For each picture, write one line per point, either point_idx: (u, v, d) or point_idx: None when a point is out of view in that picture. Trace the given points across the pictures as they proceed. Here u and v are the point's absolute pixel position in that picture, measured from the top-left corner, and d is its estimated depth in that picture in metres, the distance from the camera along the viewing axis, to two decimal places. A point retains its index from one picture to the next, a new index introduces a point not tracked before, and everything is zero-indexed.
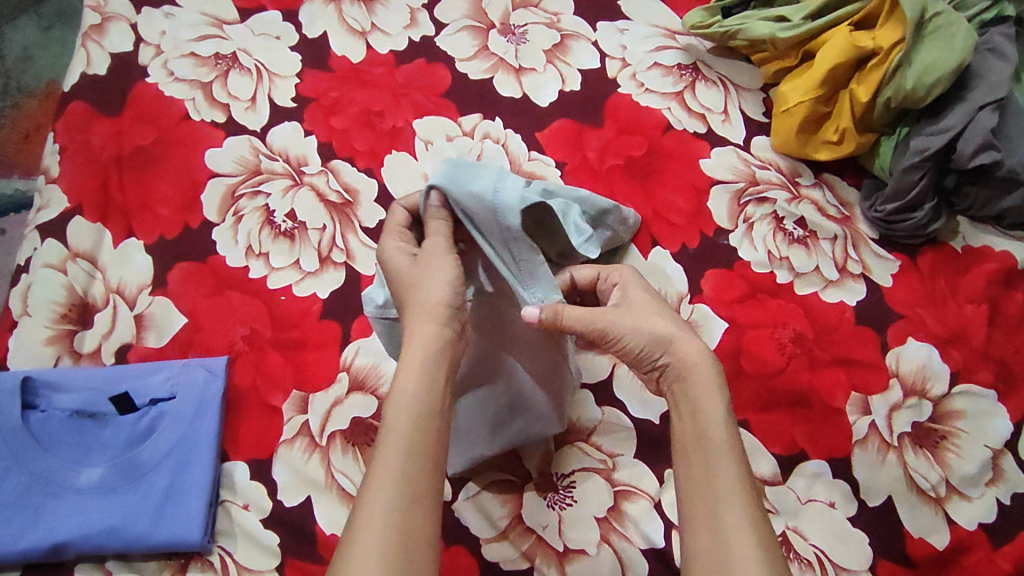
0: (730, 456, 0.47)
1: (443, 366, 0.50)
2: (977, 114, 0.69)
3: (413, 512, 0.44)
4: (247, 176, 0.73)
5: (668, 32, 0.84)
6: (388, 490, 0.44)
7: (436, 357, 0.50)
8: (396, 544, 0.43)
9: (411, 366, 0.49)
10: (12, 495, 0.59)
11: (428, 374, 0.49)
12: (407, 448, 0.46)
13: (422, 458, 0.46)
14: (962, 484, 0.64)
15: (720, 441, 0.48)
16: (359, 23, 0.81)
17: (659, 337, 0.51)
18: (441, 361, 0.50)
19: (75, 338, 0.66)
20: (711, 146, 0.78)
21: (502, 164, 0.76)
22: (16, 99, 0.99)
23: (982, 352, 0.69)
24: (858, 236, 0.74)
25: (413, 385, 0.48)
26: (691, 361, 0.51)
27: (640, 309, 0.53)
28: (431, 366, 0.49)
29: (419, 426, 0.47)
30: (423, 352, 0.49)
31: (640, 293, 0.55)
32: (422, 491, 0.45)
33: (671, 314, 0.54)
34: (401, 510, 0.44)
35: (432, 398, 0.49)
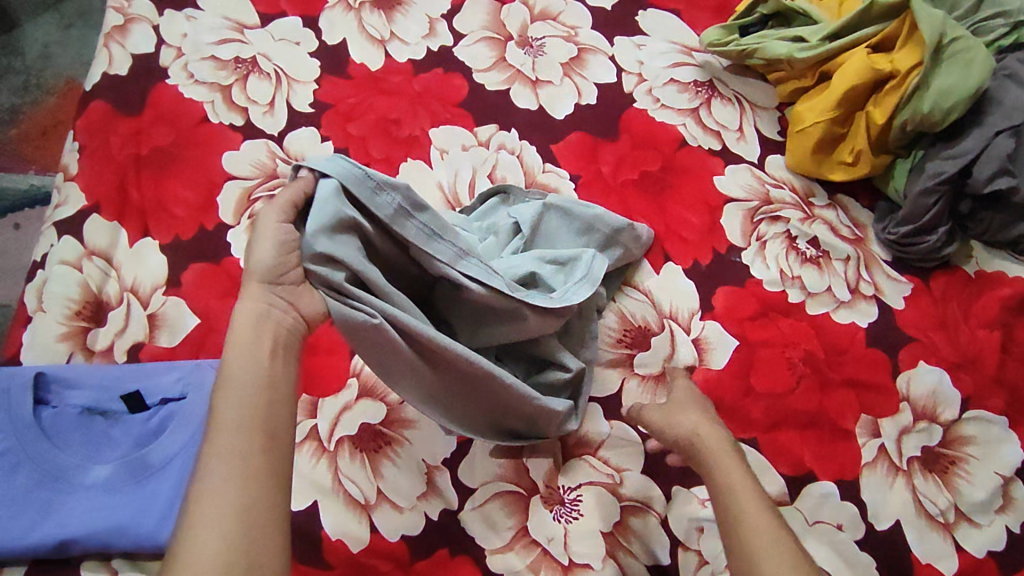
0: (757, 502, 0.52)
1: (276, 324, 0.47)
2: (994, 139, 0.68)
3: (254, 492, 0.40)
4: (263, 180, 0.74)
5: (684, 48, 0.84)
6: (216, 476, 0.40)
7: (260, 334, 0.46)
8: (234, 529, 0.39)
9: (240, 343, 0.45)
10: (21, 490, 0.59)
11: (253, 347, 0.45)
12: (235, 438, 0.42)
13: (252, 432, 0.42)
14: (972, 510, 0.64)
15: (743, 484, 0.53)
16: (379, 31, 0.82)
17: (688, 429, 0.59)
18: (265, 337, 0.46)
19: (89, 335, 0.67)
20: (725, 164, 0.78)
21: (517, 175, 0.76)
22: (36, 96, 1.00)
23: (994, 378, 0.69)
24: (871, 258, 0.74)
25: (240, 367, 0.44)
26: (707, 428, 0.59)
27: (678, 408, 0.62)
28: (257, 347, 0.45)
29: (251, 400, 0.43)
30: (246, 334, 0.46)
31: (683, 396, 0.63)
32: (258, 470, 0.41)
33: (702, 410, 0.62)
34: (237, 490, 0.40)
35: (264, 367, 0.45)
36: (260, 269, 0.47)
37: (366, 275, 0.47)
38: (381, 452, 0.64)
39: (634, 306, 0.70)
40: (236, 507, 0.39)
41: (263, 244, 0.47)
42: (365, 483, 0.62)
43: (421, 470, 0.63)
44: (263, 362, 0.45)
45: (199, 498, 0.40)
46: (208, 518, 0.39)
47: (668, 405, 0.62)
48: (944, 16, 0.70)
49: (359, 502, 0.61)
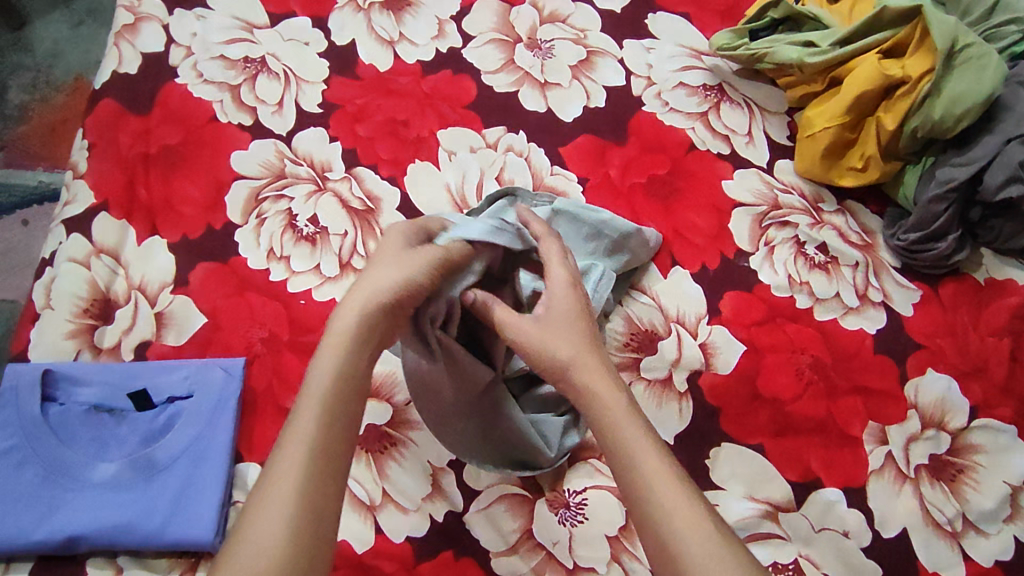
0: (662, 468, 0.47)
1: (376, 335, 0.48)
2: (1006, 146, 0.68)
3: (323, 481, 0.43)
4: (271, 179, 0.74)
5: (693, 52, 0.84)
6: (292, 458, 0.43)
7: (360, 345, 0.48)
8: (300, 512, 0.41)
9: (333, 347, 0.47)
10: (28, 487, 0.59)
11: (354, 343, 0.47)
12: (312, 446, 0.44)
13: (333, 426, 0.45)
14: (979, 519, 0.64)
15: (645, 451, 0.48)
16: (387, 32, 0.82)
17: (562, 357, 0.52)
18: (367, 340, 0.48)
19: (96, 333, 0.67)
20: (734, 168, 0.78)
21: (525, 177, 0.76)
22: (44, 93, 1.00)
23: (1002, 387, 0.68)
24: (880, 263, 0.74)
25: (326, 376, 0.46)
26: (602, 383, 0.52)
27: (555, 327, 0.54)
28: (352, 356, 0.47)
29: (338, 396, 0.46)
30: (340, 340, 0.47)
31: (561, 305, 0.56)
32: (332, 462, 0.44)
33: (580, 335, 0.54)
34: (308, 476, 0.43)
35: (352, 379, 0.47)
36: (383, 284, 0.48)
37: (488, 302, 0.54)
38: (387, 453, 0.64)
39: (641, 310, 0.70)
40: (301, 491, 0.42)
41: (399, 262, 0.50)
42: (370, 484, 0.62)
43: (427, 471, 0.63)
44: (351, 373, 0.47)
45: (270, 484, 0.42)
46: (274, 497, 0.42)
47: (545, 322, 0.54)
48: (957, 23, 0.70)
49: (364, 503, 0.61)
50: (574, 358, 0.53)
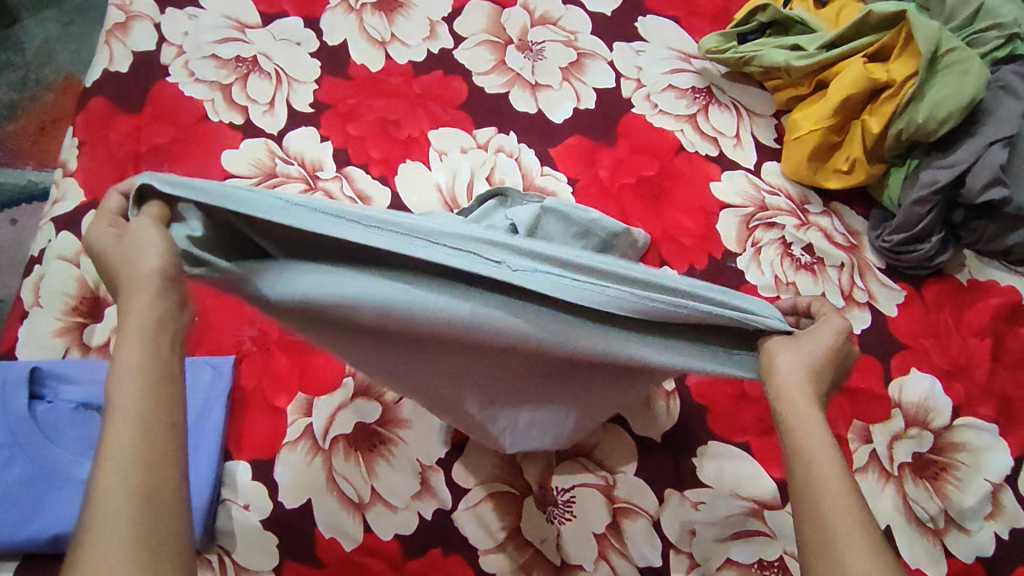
0: (854, 518, 0.38)
1: (169, 326, 0.38)
2: (987, 149, 0.69)
3: (156, 489, 0.33)
4: (261, 178, 0.74)
5: (682, 55, 0.85)
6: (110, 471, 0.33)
7: (160, 325, 0.38)
8: (141, 533, 0.32)
9: (125, 340, 0.36)
10: (13, 485, 0.59)
11: (150, 326, 0.37)
12: (135, 451, 0.34)
13: (154, 419, 0.35)
14: (962, 516, 0.64)
15: (845, 497, 0.38)
16: (379, 32, 0.83)
17: (789, 381, 0.42)
18: (164, 323, 0.38)
19: (85, 331, 0.67)
20: (722, 170, 0.78)
21: (514, 178, 0.77)
22: (34, 91, 1.00)
23: (984, 386, 0.69)
24: (865, 265, 0.75)
25: (130, 373, 0.36)
26: (819, 425, 0.41)
27: (808, 357, 0.43)
28: (154, 340, 0.37)
29: (150, 383, 0.36)
30: (136, 326, 0.37)
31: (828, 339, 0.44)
32: (162, 462, 0.34)
33: (821, 376, 0.43)
34: (134, 485, 0.33)
35: (165, 362, 0.37)
36: (145, 271, 0.38)
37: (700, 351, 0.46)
38: (376, 451, 0.64)
39: None
40: (135, 509, 0.33)
41: (132, 253, 0.39)
42: (358, 482, 0.62)
43: (415, 469, 0.63)
44: (161, 359, 0.37)
45: (94, 509, 0.32)
46: (105, 528, 0.32)
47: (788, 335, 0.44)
48: (940, 28, 0.71)
49: (353, 501, 0.62)
50: (791, 374, 0.42)
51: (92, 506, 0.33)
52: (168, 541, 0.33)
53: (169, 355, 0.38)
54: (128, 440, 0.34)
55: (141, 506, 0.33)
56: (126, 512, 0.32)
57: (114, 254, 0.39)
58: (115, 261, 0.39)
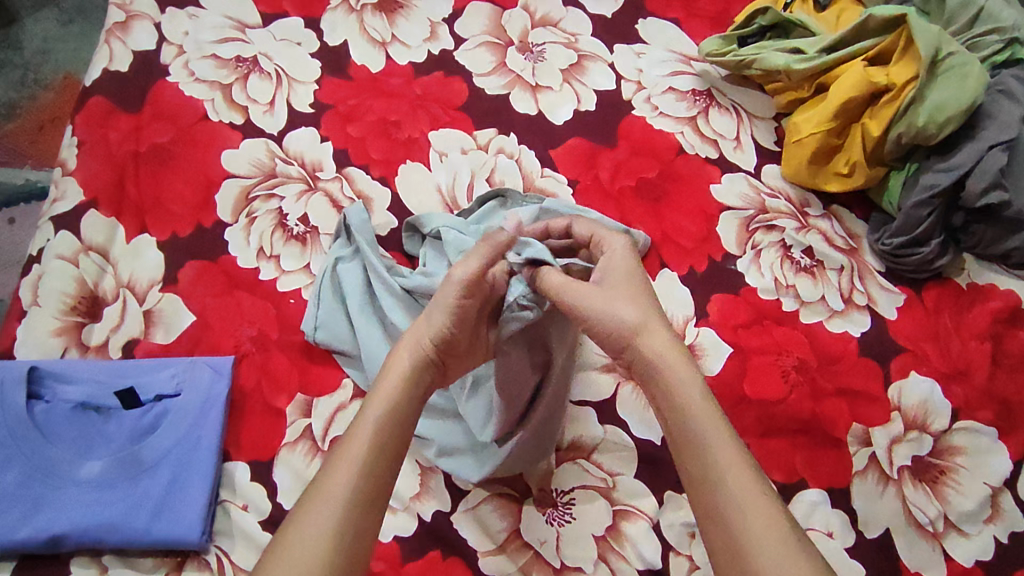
0: (720, 429, 0.45)
1: (427, 375, 0.51)
2: (988, 152, 0.69)
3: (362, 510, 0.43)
4: (261, 178, 0.74)
5: (683, 58, 0.85)
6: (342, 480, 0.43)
7: (417, 376, 0.50)
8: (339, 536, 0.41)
9: (392, 386, 0.49)
10: (12, 485, 0.59)
11: (409, 385, 0.49)
12: (364, 460, 0.44)
13: (387, 458, 0.45)
14: (961, 520, 0.64)
15: (696, 405, 0.46)
16: (379, 33, 0.82)
17: (627, 324, 0.50)
18: (418, 386, 0.50)
19: (84, 331, 0.67)
20: (722, 172, 0.78)
21: (515, 180, 0.76)
22: (33, 91, 1.00)
23: (983, 390, 0.69)
24: (865, 268, 0.75)
25: (383, 408, 0.47)
26: (666, 351, 0.48)
27: (616, 289, 0.52)
28: (408, 384, 0.49)
29: (394, 427, 0.47)
30: (399, 377, 0.49)
31: (625, 267, 0.54)
32: (376, 492, 0.44)
33: (644, 302, 0.51)
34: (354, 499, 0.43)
35: (410, 407, 0.49)
36: (443, 333, 0.51)
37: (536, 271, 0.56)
38: None
39: None
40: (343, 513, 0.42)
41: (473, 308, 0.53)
42: None
43: (416, 470, 0.63)
44: (409, 403, 0.49)
45: (319, 497, 0.42)
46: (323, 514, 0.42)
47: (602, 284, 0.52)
48: (940, 33, 0.71)
49: None
50: (632, 317, 0.50)
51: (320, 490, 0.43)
52: (356, 544, 0.42)
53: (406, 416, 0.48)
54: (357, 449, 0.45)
55: (348, 516, 0.42)
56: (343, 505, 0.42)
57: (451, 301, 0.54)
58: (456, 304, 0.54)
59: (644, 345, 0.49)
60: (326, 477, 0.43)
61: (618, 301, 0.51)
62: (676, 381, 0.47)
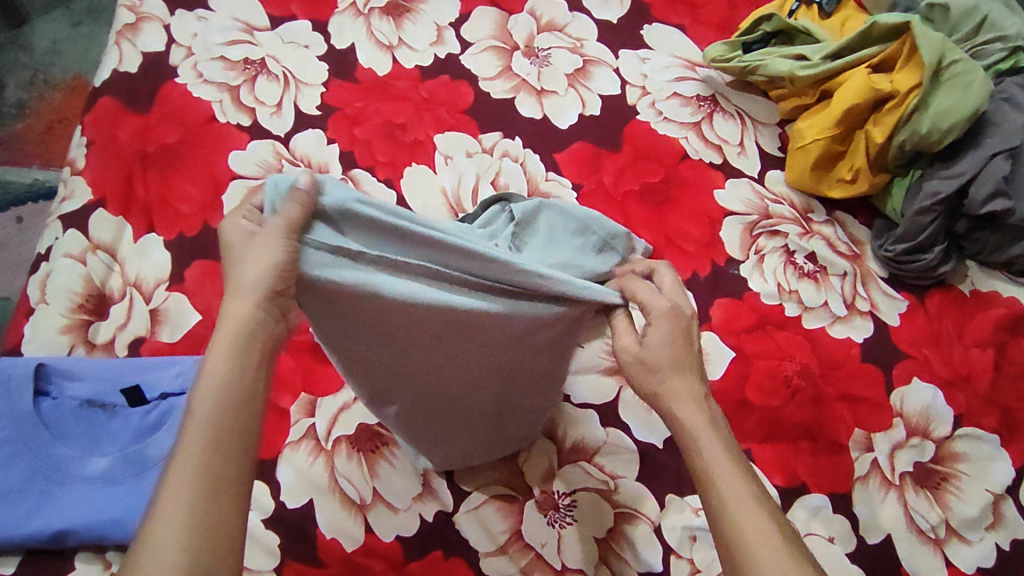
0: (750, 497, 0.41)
1: (258, 343, 0.40)
2: (990, 161, 0.70)
3: (214, 506, 0.35)
4: (268, 180, 0.75)
5: (688, 63, 0.86)
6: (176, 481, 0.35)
7: (250, 338, 0.40)
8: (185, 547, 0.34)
9: (221, 350, 0.39)
10: (18, 481, 0.59)
11: (242, 346, 0.39)
12: (206, 445, 0.36)
13: (229, 443, 0.37)
14: (962, 527, 0.64)
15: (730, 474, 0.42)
16: (387, 37, 0.83)
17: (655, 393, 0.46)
18: (252, 348, 0.40)
19: (91, 329, 0.67)
20: (726, 177, 0.79)
21: (519, 183, 0.77)
22: (42, 91, 1.01)
23: (986, 397, 0.69)
24: (868, 274, 0.75)
25: (217, 381, 0.38)
26: (694, 414, 0.45)
27: (654, 355, 0.46)
28: (244, 347, 0.39)
29: (234, 405, 0.38)
30: (228, 347, 0.39)
31: (666, 331, 0.46)
32: (225, 484, 0.36)
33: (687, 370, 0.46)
34: (196, 501, 0.35)
35: (251, 383, 0.39)
36: (247, 280, 0.39)
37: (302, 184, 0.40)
38: (378, 451, 0.64)
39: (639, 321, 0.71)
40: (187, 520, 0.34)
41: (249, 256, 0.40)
42: (360, 483, 0.63)
43: (417, 471, 0.64)
44: (245, 372, 0.39)
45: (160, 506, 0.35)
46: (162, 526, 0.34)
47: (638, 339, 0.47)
48: (944, 40, 0.72)
49: (355, 502, 0.62)
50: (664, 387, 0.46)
51: (162, 500, 0.35)
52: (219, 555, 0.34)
53: (253, 380, 0.39)
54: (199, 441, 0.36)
55: (189, 525, 0.34)
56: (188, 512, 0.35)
57: (243, 248, 0.41)
58: (235, 251, 0.41)
59: (670, 403, 0.45)
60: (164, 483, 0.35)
61: (653, 373, 0.46)
62: (703, 442, 0.44)
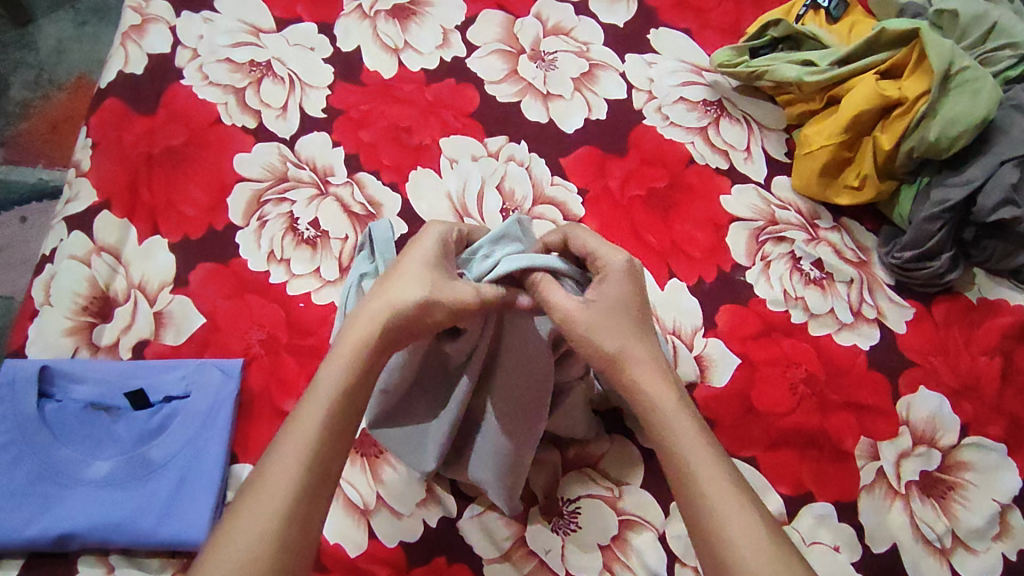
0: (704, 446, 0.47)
1: (384, 358, 0.49)
2: (999, 168, 0.69)
3: (306, 504, 0.44)
4: (273, 182, 0.75)
5: (694, 68, 0.85)
6: (277, 477, 0.44)
7: (367, 369, 0.48)
8: (276, 534, 0.42)
9: (342, 356, 0.48)
10: (21, 483, 0.59)
11: (360, 361, 0.48)
12: (309, 451, 0.45)
13: (329, 454, 0.46)
14: (968, 536, 0.64)
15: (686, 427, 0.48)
16: (393, 39, 0.83)
17: (609, 355, 0.50)
18: (374, 363, 0.49)
19: (95, 331, 0.67)
20: (732, 183, 0.78)
21: (525, 188, 0.77)
22: (47, 91, 1.01)
23: (993, 406, 0.69)
24: (874, 281, 0.75)
25: (331, 387, 0.47)
26: (653, 378, 0.50)
27: (606, 319, 0.50)
28: (362, 373, 0.48)
29: (340, 419, 0.47)
30: (349, 357, 0.48)
31: (615, 296, 0.51)
32: (322, 490, 0.45)
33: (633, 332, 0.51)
34: (294, 497, 0.43)
35: (359, 399, 0.48)
36: (402, 305, 0.49)
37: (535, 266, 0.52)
38: (382, 456, 0.64)
39: None
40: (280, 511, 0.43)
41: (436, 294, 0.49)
42: (364, 488, 0.62)
43: (421, 477, 0.63)
44: (361, 392, 0.48)
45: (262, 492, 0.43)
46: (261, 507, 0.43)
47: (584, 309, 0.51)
48: (954, 47, 0.71)
49: (358, 507, 0.62)
50: (618, 348, 0.50)
51: (259, 488, 0.44)
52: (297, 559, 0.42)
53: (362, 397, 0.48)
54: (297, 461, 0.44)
55: (281, 515, 0.43)
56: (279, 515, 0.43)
57: (425, 277, 0.50)
58: (409, 275, 0.51)
59: (628, 365, 0.50)
60: (264, 483, 0.44)
61: (603, 334, 0.50)
62: (657, 398, 0.49)
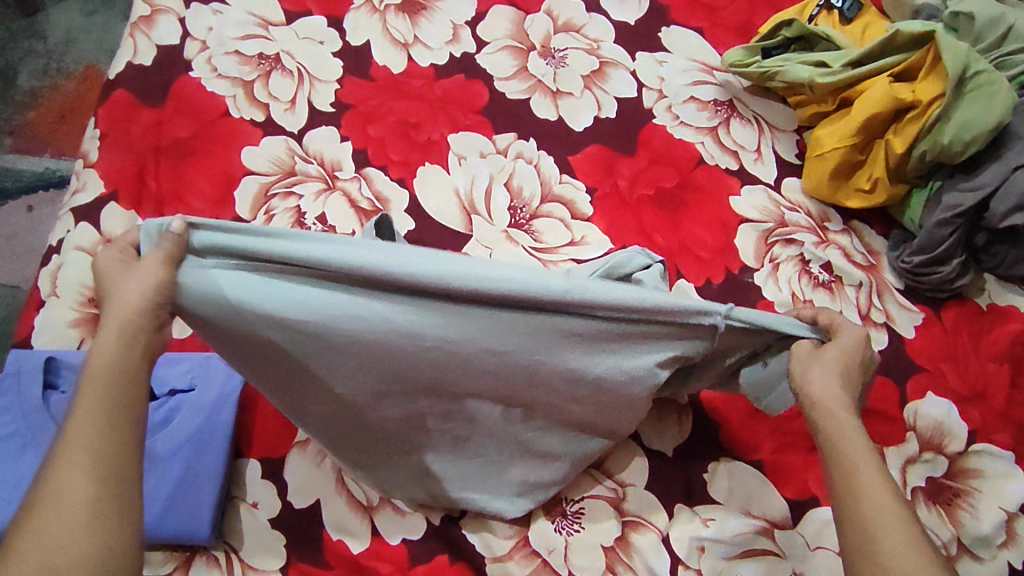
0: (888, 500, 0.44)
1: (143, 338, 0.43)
2: (1012, 174, 0.69)
3: (111, 483, 0.38)
4: (281, 176, 0.74)
5: (705, 67, 0.85)
6: (70, 467, 0.38)
7: (130, 341, 0.42)
8: (88, 521, 0.37)
9: (100, 349, 0.42)
10: (27, 474, 0.59)
11: (125, 349, 0.42)
12: (98, 425, 0.39)
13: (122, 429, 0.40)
14: (974, 544, 0.64)
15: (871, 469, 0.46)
16: (403, 34, 0.83)
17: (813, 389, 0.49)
18: (139, 338, 0.43)
19: (100, 323, 0.67)
20: (742, 184, 0.78)
21: (534, 185, 0.76)
22: (55, 80, 1.01)
23: (1002, 413, 0.68)
24: (883, 285, 0.74)
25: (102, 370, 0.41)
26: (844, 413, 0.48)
27: (826, 361, 0.50)
28: (125, 350, 0.42)
29: (119, 395, 0.41)
30: (106, 347, 0.42)
31: (848, 347, 0.51)
32: (124, 464, 0.40)
33: (846, 376, 0.50)
34: (91, 485, 0.38)
35: (133, 371, 0.42)
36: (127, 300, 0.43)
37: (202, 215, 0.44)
38: None
39: None
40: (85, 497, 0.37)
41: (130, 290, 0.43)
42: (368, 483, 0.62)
43: None
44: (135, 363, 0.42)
45: (52, 496, 0.37)
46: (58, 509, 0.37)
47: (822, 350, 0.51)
48: (970, 50, 0.70)
49: (362, 503, 0.62)
50: (822, 383, 0.49)
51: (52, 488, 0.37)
52: (118, 544, 0.37)
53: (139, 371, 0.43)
54: (86, 450, 0.39)
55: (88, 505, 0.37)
56: (86, 507, 0.37)
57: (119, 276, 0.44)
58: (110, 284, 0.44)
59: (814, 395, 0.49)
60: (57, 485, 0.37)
61: (812, 371, 0.50)
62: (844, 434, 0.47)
